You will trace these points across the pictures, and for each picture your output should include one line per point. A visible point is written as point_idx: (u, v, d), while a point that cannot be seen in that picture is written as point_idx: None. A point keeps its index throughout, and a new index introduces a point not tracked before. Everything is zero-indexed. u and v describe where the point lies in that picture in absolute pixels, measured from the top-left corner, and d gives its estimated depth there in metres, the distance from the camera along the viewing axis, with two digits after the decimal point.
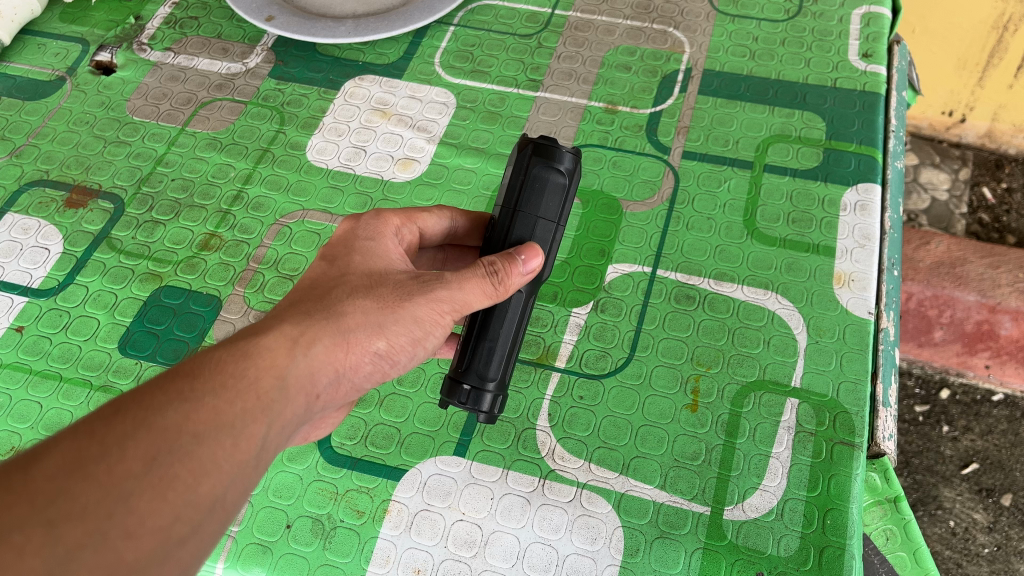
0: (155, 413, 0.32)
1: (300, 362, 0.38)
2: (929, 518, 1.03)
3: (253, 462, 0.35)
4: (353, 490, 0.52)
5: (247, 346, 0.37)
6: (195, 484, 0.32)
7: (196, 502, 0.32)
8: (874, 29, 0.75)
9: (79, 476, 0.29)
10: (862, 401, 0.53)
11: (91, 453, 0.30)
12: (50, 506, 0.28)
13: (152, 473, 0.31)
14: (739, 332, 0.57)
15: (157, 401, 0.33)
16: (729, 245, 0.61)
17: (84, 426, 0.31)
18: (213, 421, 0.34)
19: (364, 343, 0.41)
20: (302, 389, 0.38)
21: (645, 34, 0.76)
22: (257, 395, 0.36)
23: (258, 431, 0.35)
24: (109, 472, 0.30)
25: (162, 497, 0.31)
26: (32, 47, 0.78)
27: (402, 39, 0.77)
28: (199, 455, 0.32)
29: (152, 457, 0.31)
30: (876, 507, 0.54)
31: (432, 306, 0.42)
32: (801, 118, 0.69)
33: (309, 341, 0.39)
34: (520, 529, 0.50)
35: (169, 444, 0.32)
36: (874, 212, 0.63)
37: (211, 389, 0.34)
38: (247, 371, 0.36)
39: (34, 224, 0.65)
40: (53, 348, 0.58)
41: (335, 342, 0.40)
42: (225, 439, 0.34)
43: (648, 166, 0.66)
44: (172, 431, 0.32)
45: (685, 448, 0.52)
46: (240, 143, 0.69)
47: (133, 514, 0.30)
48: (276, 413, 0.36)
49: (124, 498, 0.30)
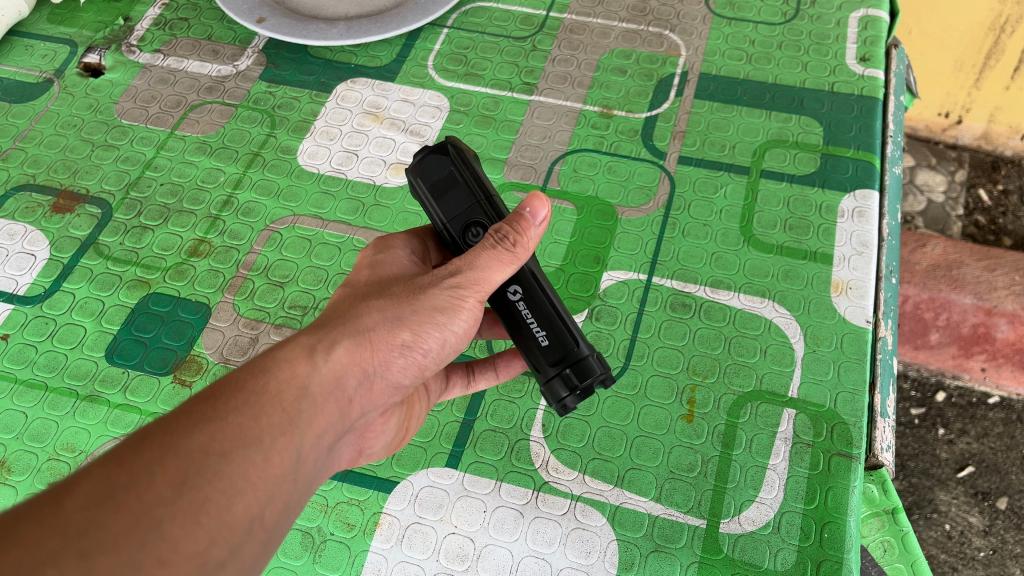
0: (181, 436, 0.32)
1: (323, 369, 0.37)
2: (925, 522, 1.02)
3: (289, 475, 0.34)
4: (344, 503, 0.51)
5: (267, 360, 0.36)
6: (229, 505, 0.31)
7: (231, 523, 0.31)
8: (873, 32, 0.74)
9: (107, 505, 0.29)
10: (860, 412, 0.53)
11: (119, 480, 0.30)
12: (82, 539, 0.28)
13: (182, 497, 0.30)
14: (735, 341, 0.56)
15: (182, 425, 0.32)
16: (725, 252, 0.61)
17: (110, 455, 0.31)
18: (239, 438, 0.33)
19: (386, 339, 0.40)
20: (331, 396, 0.37)
21: (640, 37, 0.76)
22: (283, 407, 0.35)
23: (290, 443, 0.34)
24: (140, 499, 0.30)
25: (196, 521, 0.30)
26: (18, 48, 0.76)
27: (395, 42, 0.76)
28: (229, 476, 0.32)
29: (182, 481, 0.31)
30: (874, 519, 0.53)
31: (448, 295, 0.41)
32: (799, 123, 0.68)
33: (329, 345, 0.38)
34: (513, 542, 0.49)
35: (196, 467, 0.31)
36: (871, 218, 0.62)
37: (233, 407, 0.34)
38: (268, 385, 0.35)
39: (20, 229, 0.64)
40: (38, 357, 0.57)
41: (356, 344, 0.39)
42: (255, 455, 0.33)
43: (644, 172, 0.66)
44: (199, 453, 0.32)
45: (681, 460, 0.51)
46: (230, 147, 0.68)
47: (166, 541, 0.29)
48: (306, 422, 0.36)
49: (156, 525, 0.29)
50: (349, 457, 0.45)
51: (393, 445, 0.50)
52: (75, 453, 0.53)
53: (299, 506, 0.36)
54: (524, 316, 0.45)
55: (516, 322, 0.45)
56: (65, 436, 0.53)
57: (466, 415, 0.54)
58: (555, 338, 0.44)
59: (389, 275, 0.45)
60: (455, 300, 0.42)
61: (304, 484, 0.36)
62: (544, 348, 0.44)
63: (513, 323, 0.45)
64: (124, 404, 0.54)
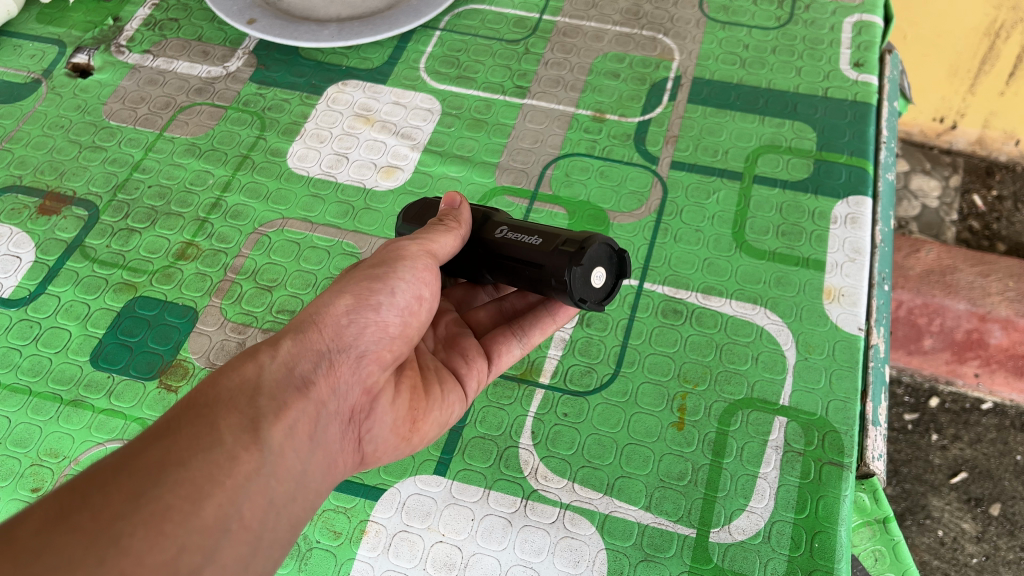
0: (134, 455, 0.35)
1: (273, 364, 0.40)
2: (918, 528, 1.02)
3: (262, 468, 0.36)
4: (330, 511, 0.50)
5: (218, 368, 0.39)
6: (194, 509, 0.34)
7: (200, 527, 0.33)
8: (867, 37, 0.74)
9: (63, 528, 0.32)
10: (851, 420, 0.52)
11: (74, 505, 0.33)
12: (35, 563, 0.31)
13: (140, 510, 0.33)
14: (726, 348, 0.56)
15: (135, 445, 0.35)
16: (718, 259, 0.60)
17: (69, 485, 0.34)
18: (195, 444, 0.35)
19: (334, 315, 0.42)
20: (291, 386, 0.39)
21: (634, 41, 0.75)
22: (234, 400, 0.37)
23: (256, 437, 0.37)
24: (94, 519, 0.32)
25: (158, 531, 0.32)
26: (7, 48, 0.76)
27: (388, 43, 0.76)
28: (185, 480, 0.34)
29: (136, 494, 0.33)
30: (865, 528, 0.53)
31: (391, 251, 0.45)
32: (792, 128, 0.68)
33: (277, 341, 0.40)
34: (501, 551, 0.48)
35: (150, 480, 0.34)
36: (864, 224, 0.62)
37: (186, 416, 0.37)
38: (218, 390, 0.38)
39: (6, 231, 0.63)
40: (22, 361, 0.56)
41: (307, 327, 0.41)
42: (216, 457, 0.35)
43: (636, 177, 0.65)
44: (153, 465, 0.34)
45: (671, 468, 0.51)
46: (219, 150, 0.68)
47: (128, 554, 0.32)
48: (270, 415, 0.38)
49: (116, 539, 0.32)
50: (352, 450, 0.43)
51: (402, 428, 0.45)
52: (58, 459, 0.52)
53: (291, 499, 0.38)
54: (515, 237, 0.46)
55: (512, 246, 0.46)
56: (48, 441, 0.53)
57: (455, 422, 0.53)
58: (545, 236, 0.45)
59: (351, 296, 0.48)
60: (398, 253, 0.44)
61: (289, 478, 0.37)
62: (534, 245, 0.45)
63: (503, 252, 0.46)
64: (109, 409, 0.54)
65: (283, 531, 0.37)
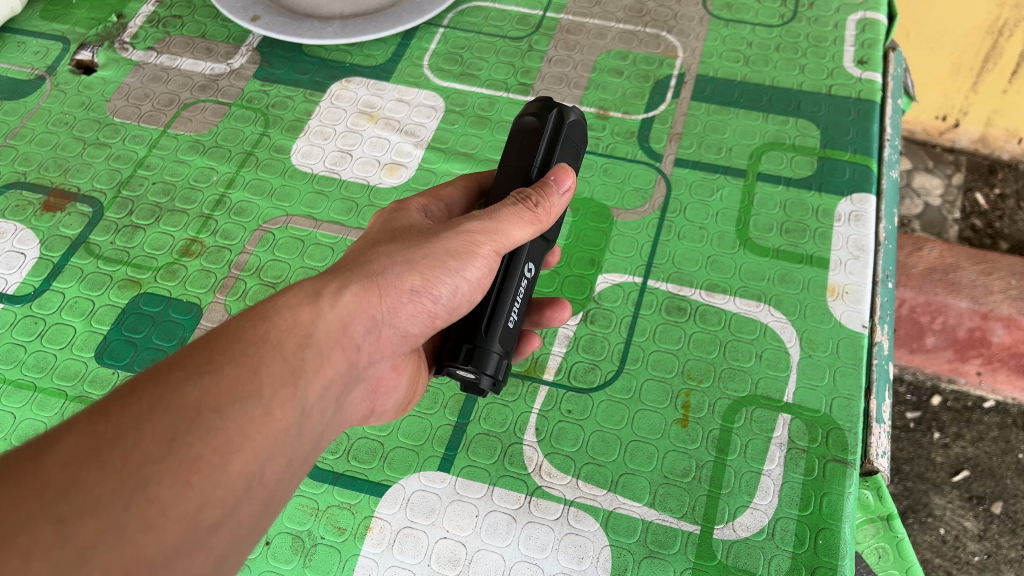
0: (175, 388, 0.32)
1: (330, 315, 0.38)
2: (919, 526, 1.03)
3: (293, 428, 0.35)
4: (334, 507, 0.50)
5: (271, 303, 0.37)
6: (223, 464, 0.31)
7: (226, 484, 0.31)
8: (871, 34, 0.74)
9: (91, 464, 0.29)
10: (856, 418, 0.52)
11: (104, 438, 0.30)
12: (59, 502, 0.28)
13: (172, 455, 0.30)
14: (730, 345, 0.56)
15: (176, 375, 0.33)
16: (721, 256, 0.60)
17: (100, 410, 0.31)
18: (236, 391, 0.33)
19: (402, 282, 0.40)
20: (337, 343, 0.38)
21: (637, 38, 0.75)
22: (286, 350, 0.36)
23: (292, 395, 0.35)
24: (126, 459, 0.30)
25: (186, 482, 0.30)
26: (10, 45, 0.76)
27: (391, 41, 0.76)
28: (223, 431, 0.32)
29: (170, 438, 0.31)
30: (869, 525, 0.53)
31: (464, 239, 0.41)
32: (796, 126, 0.68)
33: (339, 289, 0.38)
34: (505, 547, 0.48)
35: (189, 422, 0.31)
36: (869, 221, 0.62)
37: (234, 355, 0.34)
38: (269, 333, 0.36)
39: (10, 227, 0.63)
40: (27, 357, 0.56)
41: (375, 283, 0.39)
42: (255, 408, 0.33)
43: (640, 174, 0.65)
44: (194, 406, 0.32)
45: (675, 465, 0.51)
46: (222, 146, 0.68)
47: (152, 504, 0.29)
48: (312, 372, 0.36)
49: (143, 485, 0.29)
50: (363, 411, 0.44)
51: (404, 401, 0.50)
52: None
53: (306, 458, 0.36)
54: (516, 285, 0.43)
55: (504, 284, 0.43)
56: None
57: (459, 419, 0.54)
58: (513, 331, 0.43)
59: (403, 225, 0.45)
60: (470, 245, 0.41)
61: (310, 438, 0.36)
62: (504, 322, 0.42)
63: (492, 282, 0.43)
64: None
65: (291, 489, 0.36)
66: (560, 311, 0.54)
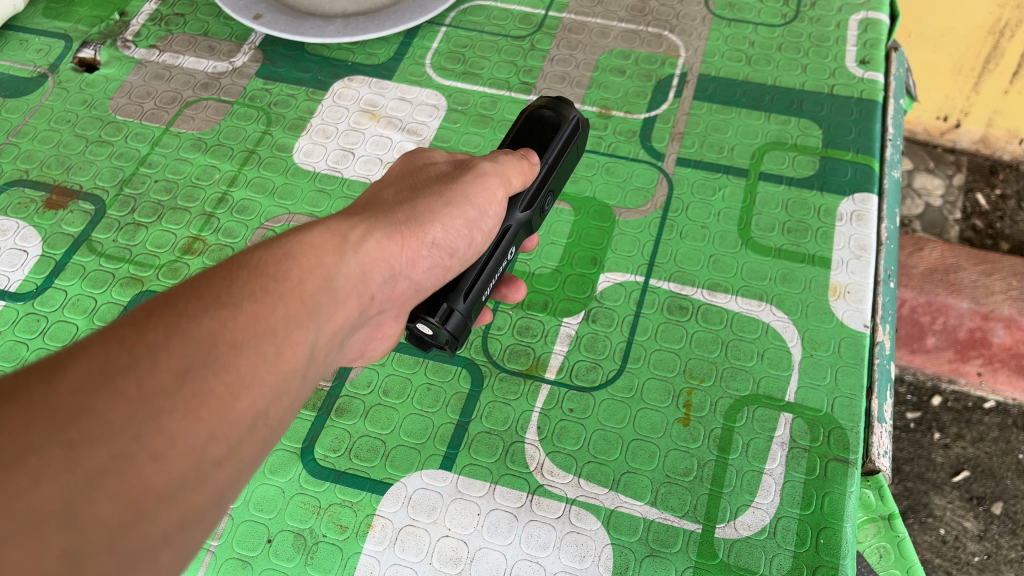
0: (189, 321, 0.32)
1: (351, 259, 0.39)
2: (920, 526, 1.03)
3: (299, 371, 0.34)
4: (336, 504, 0.50)
5: (287, 245, 0.37)
6: (233, 400, 0.31)
7: (233, 421, 0.31)
8: (873, 34, 0.74)
9: (104, 389, 0.28)
10: (857, 417, 0.53)
11: (119, 364, 0.29)
12: (71, 425, 0.27)
13: (185, 388, 0.30)
14: (732, 344, 0.56)
15: (191, 309, 0.32)
16: (723, 255, 0.60)
17: (112, 336, 0.30)
18: (252, 328, 0.33)
19: (419, 238, 0.42)
20: (352, 290, 0.38)
21: (640, 37, 0.75)
22: (300, 296, 0.36)
23: (304, 337, 0.35)
24: (140, 387, 0.29)
25: (197, 415, 0.29)
26: (13, 42, 0.76)
27: (393, 39, 0.76)
28: (235, 368, 0.31)
29: (185, 370, 0.30)
30: (870, 524, 0.53)
31: (481, 186, 0.44)
32: (798, 125, 0.68)
33: (362, 237, 0.40)
34: (507, 545, 0.48)
35: (202, 356, 0.31)
36: (870, 221, 0.62)
37: (249, 294, 0.34)
38: (291, 272, 0.36)
39: (12, 225, 0.63)
40: (29, 354, 0.56)
41: (389, 237, 0.41)
42: (265, 348, 0.33)
43: (642, 173, 0.65)
44: (208, 340, 0.31)
45: (677, 464, 0.51)
46: (225, 145, 0.68)
47: (163, 434, 0.28)
48: (324, 315, 0.36)
49: (156, 415, 0.29)
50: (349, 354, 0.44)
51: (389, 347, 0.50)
52: None
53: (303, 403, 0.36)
54: (497, 261, 0.47)
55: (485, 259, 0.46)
56: None
57: (461, 417, 0.54)
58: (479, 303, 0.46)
59: (417, 176, 0.47)
60: (487, 192, 0.44)
61: (311, 382, 0.36)
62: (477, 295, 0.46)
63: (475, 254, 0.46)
64: None
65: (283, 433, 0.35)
66: (515, 292, 0.56)
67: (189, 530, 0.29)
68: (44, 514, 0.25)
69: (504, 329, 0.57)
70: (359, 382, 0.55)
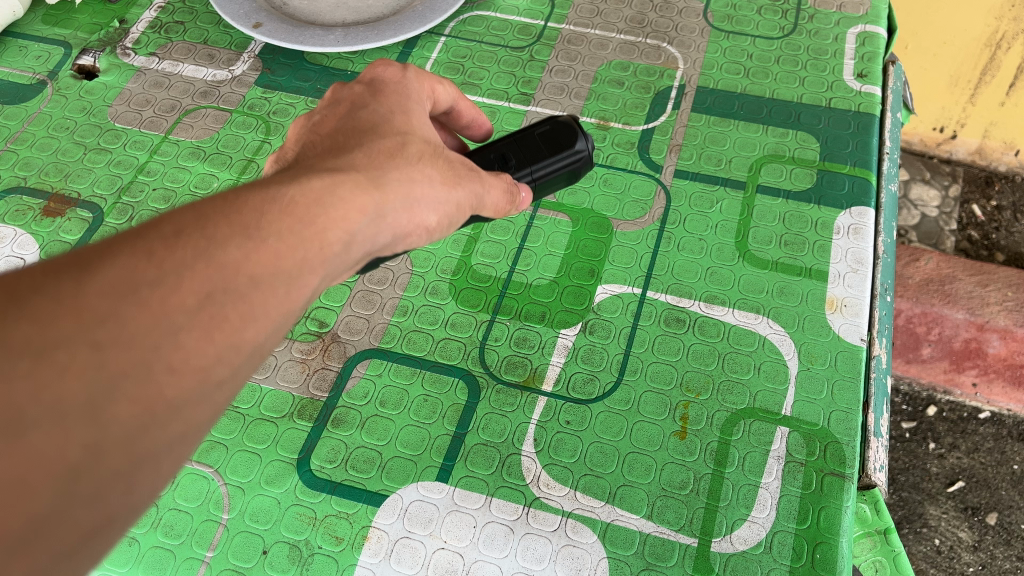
0: (217, 247, 0.30)
1: (371, 219, 0.37)
2: (915, 536, 1.04)
3: (299, 311, 0.33)
4: (332, 516, 0.50)
5: (318, 189, 0.35)
6: (242, 329, 0.30)
7: (241, 349, 0.30)
8: (870, 47, 0.74)
9: (132, 299, 0.27)
10: (854, 431, 0.53)
11: (147, 276, 0.28)
12: (97, 328, 0.26)
13: (204, 310, 0.29)
14: (728, 358, 0.56)
15: (219, 233, 0.31)
16: (720, 268, 0.60)
17: (142, 246, 0.29)
18: (273, 265, 0.32)
19: (422, 215, 0.41)
20: (363, 246, 0.37)
21: (638, 49, 0.76)
22: (320, 244, 0.34)
23: (312, 282, 0.34)
24: (164, 302, 0.28)
25: (210, 337, 0.29)
26: (12, 49, 0.76)
27: (393, 49, 0.76)
28: (251, 300, 0.30)
29: (207, 293, 0.29)
30: (865, 539, 0.54)
31: (470, 196, 0.45)
32: (795, 138, 0.68)
33: (383, 200, 0.38)
34: (502, 558, 0.48)
35: (224, 284, 0.30)
36: (867, 235, 0.62)
37: (276, 230, 0.32)
38: (318, 218, 0.34)
39: (9, 232, 0.63)
40: None
41: (404, 208, 0.40)
42: (279, 285, 0.32)
43: (639, 185, 0.66)
44: (231, 269, 0.30)
45: (674, 477, 0.51)
46: (224, 153, 0.68)
47: (179, 350, 0.28)
48: (334, 265, 0.35)
49: (174, 332, 0.28)
50: None
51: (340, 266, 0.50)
52: None
53: None
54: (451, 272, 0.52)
55: None
56: None
57: (457, 428, 0.54)
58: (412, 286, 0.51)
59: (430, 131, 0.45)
60: (471, 197, 0.46)
61: None
62: None
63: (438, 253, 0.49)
64: None
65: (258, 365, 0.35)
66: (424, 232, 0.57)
67: (186, 444, 0.29)
68: (68, 409, 0.25)
69: (501, 340, 0.58)
70: (356, 393, 0.55)
